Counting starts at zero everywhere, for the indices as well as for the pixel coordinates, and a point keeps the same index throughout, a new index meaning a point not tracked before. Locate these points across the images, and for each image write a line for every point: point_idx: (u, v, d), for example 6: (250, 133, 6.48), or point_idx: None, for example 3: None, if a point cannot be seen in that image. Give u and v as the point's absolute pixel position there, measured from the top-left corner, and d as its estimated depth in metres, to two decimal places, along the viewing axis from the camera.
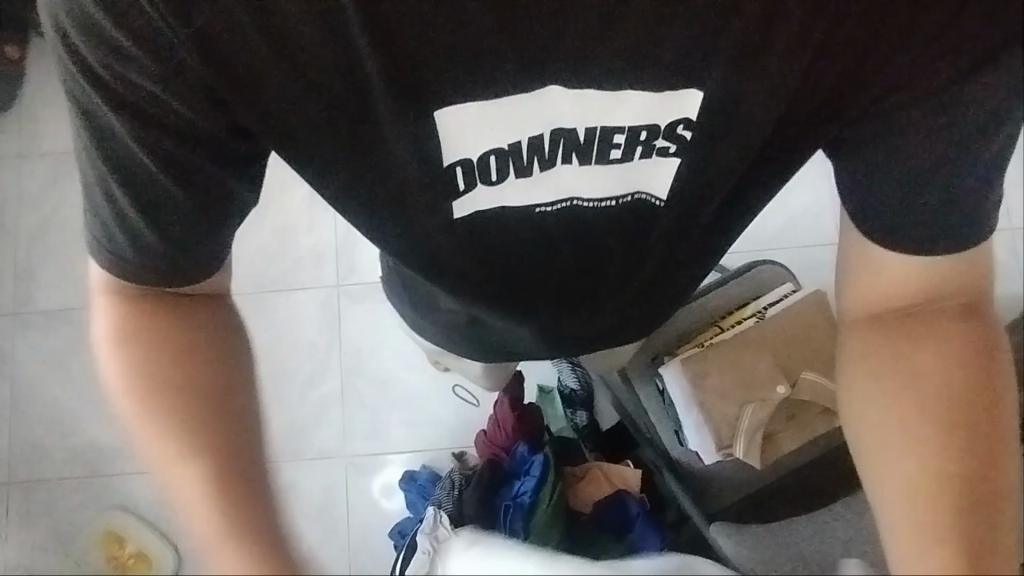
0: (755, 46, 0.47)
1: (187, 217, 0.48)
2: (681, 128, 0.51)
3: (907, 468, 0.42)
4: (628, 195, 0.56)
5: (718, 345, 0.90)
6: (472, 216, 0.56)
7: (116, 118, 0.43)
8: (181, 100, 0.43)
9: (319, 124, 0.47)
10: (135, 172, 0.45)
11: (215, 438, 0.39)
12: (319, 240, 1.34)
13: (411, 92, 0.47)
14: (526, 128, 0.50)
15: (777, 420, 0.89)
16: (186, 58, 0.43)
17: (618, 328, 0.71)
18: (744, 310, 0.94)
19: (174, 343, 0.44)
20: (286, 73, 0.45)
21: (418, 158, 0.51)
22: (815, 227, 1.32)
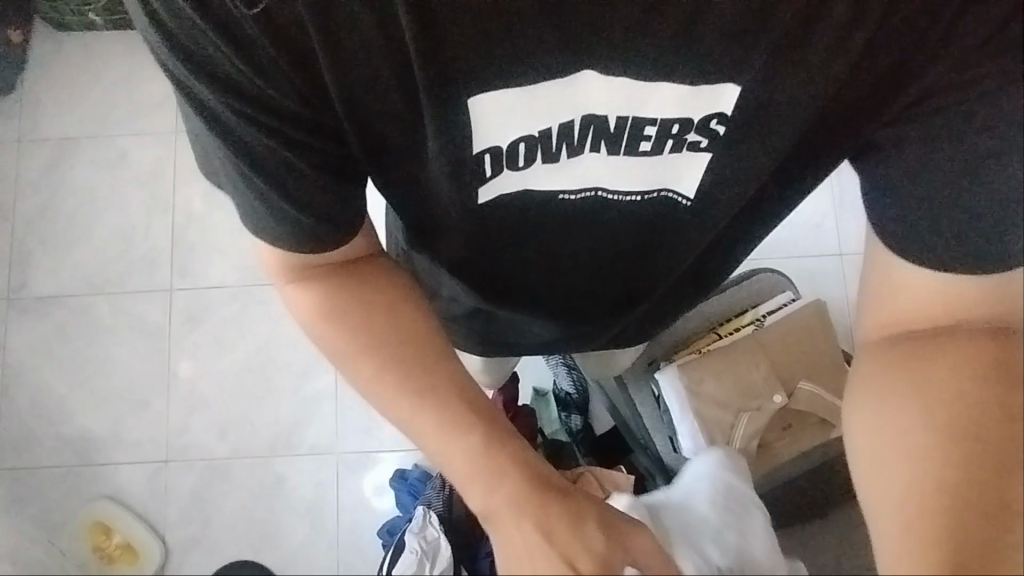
0: (812, 36, 0.42)
1: (326, 188, 0.45)
2: (714, 123, 0.46)
3: (907, 483, 0.40)
4: (654, 191, 0.53)
5: (715, 353, 0.90)
6: (493, 201, 0.53)
7: (216, 99, 0.41)
8: (271, 82, 0.40)
9: (364, 110, 0.44)
10: (257, 151, 0.43)
11: (455, 394, 0.48)
12: None
13: (443, 73, 0.42)
14: (556, 113, 0.45)
15: (773, 430, 0.89)
16: (263, 37, 0.39)
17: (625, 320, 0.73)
18: (743, 318, 0.93)
19: (376, 312, 0.50)
20: (341, 57, 0.41)
21: (444, 145, 0.47)
22: (816, 237, 1.33)
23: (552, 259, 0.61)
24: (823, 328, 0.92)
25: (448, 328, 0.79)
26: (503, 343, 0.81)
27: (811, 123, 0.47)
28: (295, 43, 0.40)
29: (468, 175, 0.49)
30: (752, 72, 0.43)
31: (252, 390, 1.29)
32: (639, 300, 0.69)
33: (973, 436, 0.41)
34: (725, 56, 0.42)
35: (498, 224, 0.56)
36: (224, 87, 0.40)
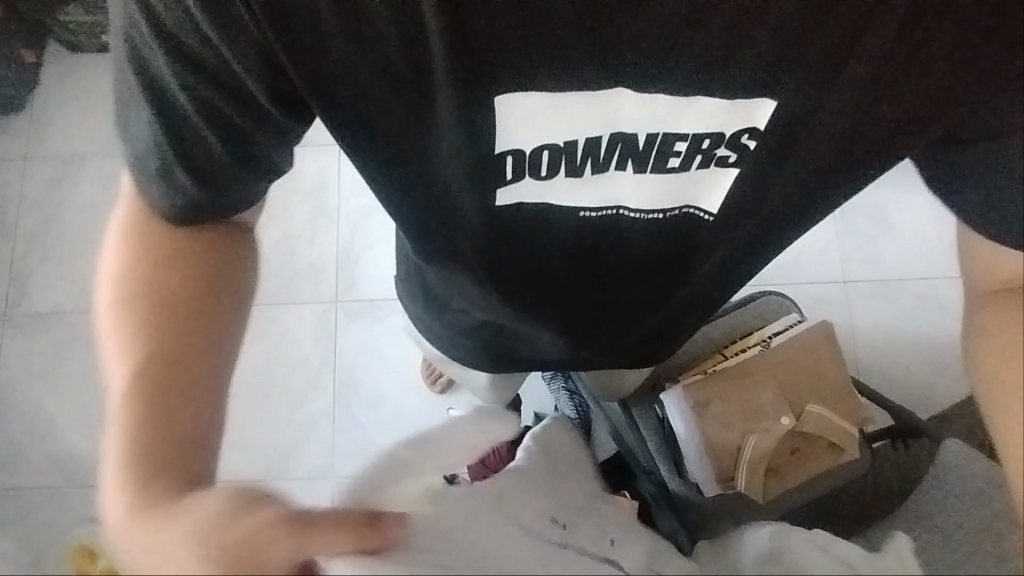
0: (839, 53, 0.44)
1: (222, 164, 0.46)
2: (745, 138, 0.49)
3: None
4: (675, 209, 0.55)
5: (721, 372, 0.89)
6: (515, 205, 0.53)
7: (165, 59, 0.42)
8: (241, 58, 0.42)
9: (381, 108, 0.46)
10: (177, 113, 0.44)
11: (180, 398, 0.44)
12: (320, 257, 1.38)
13: (478, 81, 0.44)
14: (584, 125, 0.47)
15: (781, 453, 0.88)
16: (259, 26, 0.42)
17: (639, 340, 0.73)
18: (749, 339, 0.93)
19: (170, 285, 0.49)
20: (358, 53, 0.44)
21: (473, 154, 0.48)
22: (819, 264, 1.33)
23: (568, 274, 0.63)
24: (830, 350, 0.92)
25: (459, 345, 0.79)
26: (509, 362, 0.80)
27: (833, 144, 0.49)
28: (291, 27, 0.42)
29: (491, 173, 0.50)
30: (789, 87, 0.46)
31: None
32: (655, 317, 0.70)
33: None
34: (762, 70, 0.44)
35: (520, 235, 0.57)
36: (183, 61, 0.42)
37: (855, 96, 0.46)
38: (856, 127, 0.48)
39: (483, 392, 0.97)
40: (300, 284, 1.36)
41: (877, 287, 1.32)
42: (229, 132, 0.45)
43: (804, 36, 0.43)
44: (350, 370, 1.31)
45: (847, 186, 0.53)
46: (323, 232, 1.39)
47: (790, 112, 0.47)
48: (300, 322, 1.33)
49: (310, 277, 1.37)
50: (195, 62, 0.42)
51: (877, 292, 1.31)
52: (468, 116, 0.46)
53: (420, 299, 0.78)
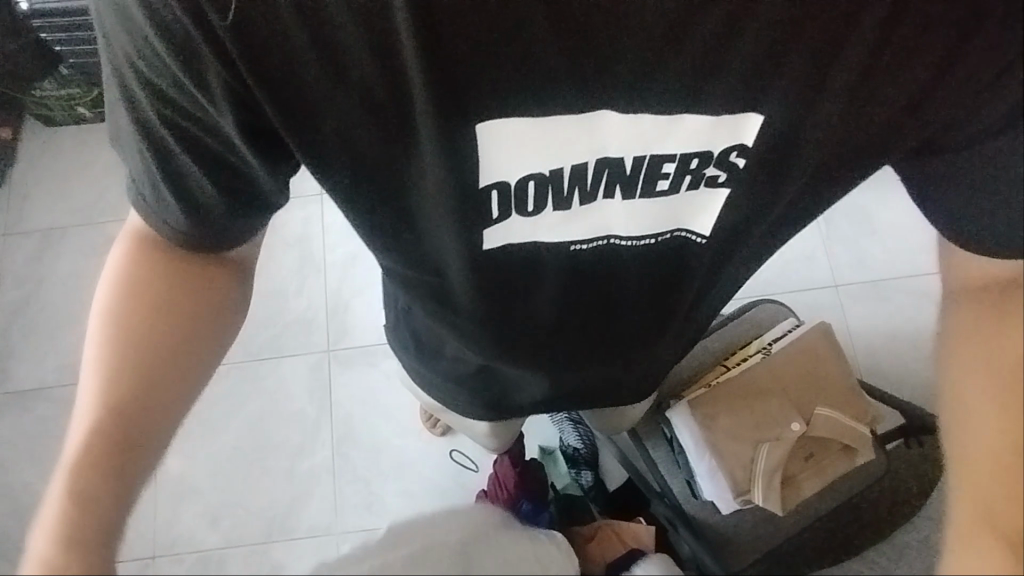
0: (826, 62, 0.43)
1: (223, 202, 0.47)
2: (735, 155, 0.48)
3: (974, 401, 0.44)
4: (667, 232, 0.54)
5: (724, 384, 0.88)
6: (504, 247, 0.53)
7: (149, 103, 0.43)
8: (212, 97, 0.42)
9: (363, 136, 0.45)
10: (171, 156, 0.45)
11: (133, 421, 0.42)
12: (310, 307, 1.37)
13: (456, 105, 0.44)
14: (563, 155, 0.47)
15: (795, 462, 0.85)
16: (224, 57, 0.41)
17: (644, 361, 0.72)
18: (749, 348, 0.93)
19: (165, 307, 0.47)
20: (328, 86, 0.43)
21: (453, 184, 0.47)
22: (809, 271, 1.34)
23: (564, 305, 0.61)
24: (833, 353, 0.91)
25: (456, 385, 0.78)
26: (503, 403, 0.79)
27: (823, 158, 0.49)
28: (262, 62, 0.42)
29: (476, 214, 0.50)
30: (775, 99, 0.45)
31: None
32: (659, 339, 0.68)
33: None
34: (744, 86, 0.44)
35: (510, 271, 0.56)
36: (163, 100, 0.43)
37: (837, 111, 0.46)
38: (843, 136, 0.47)
39: (482, 437, 0.93)
40: (290, 336, 1.34)
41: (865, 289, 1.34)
42: (222, 170, 0.46)
43: (784, 53, 0.43)
44: (344, 421, 1.28)
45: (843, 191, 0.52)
46: (312, 282, 1.38)
47: (776, 130, 0.47)
48: (293, 374, 1.32)
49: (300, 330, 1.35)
50: (171, 101, 0.43)
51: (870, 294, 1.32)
52: (448, 143, 0.45)
53: (415, 346, 0.76)
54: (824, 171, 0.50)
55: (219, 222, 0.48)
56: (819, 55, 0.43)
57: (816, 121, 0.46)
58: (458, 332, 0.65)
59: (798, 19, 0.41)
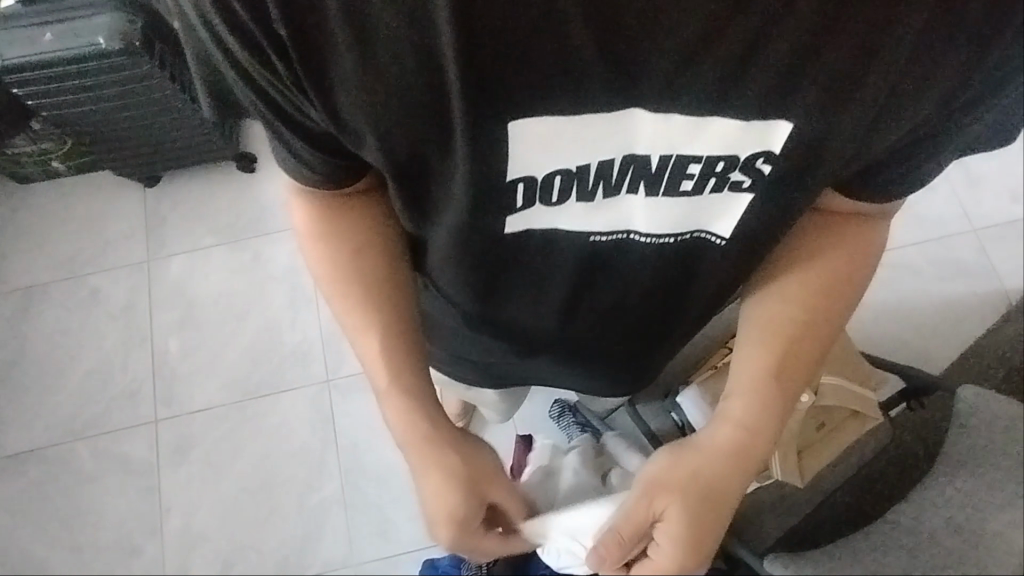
0: (866, 67, 0.40)
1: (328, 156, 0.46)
2: (760, 162, 0.46)
3: (756, 362, 0.56)
4: (688, 232, 0.52)
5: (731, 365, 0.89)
6: (527, 233, 0.51)
7: (239, 72, 0.40)
8: (277, 78, 0.39)
9: (400, 131, 0.42)
10: (272, 118, 0.43)
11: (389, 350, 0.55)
12: (305, 338, 1.35)
13: (489, 101, 0.40)
14: (597, 148, 0.44)
15: (809, 431, 0.87)
16: (282, 46, 0.38)
17: (655, 342, 0.71)
18: None
19: (354, 248, 0.54)
20: (365, 83, 0.40)
21: (475, 183, 0.45)
22: None
23: (577, 297, 0.60)
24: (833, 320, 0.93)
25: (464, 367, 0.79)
26: (505, 377, 0.80)
27: (849, 162, 0.46)
28: (315, 53, 0.38)
29: (498, 207, 0.48)
30: (802, 108, 0.42)
31: (255, 509, 1.27)
32: (668, 324, 0.67)
33: (807, 340, 0.55)
34: (773, 94, 0.41)
35: (519, 253, 0.54)
36: (249, 82, 0.40)
37: (869, 120, 0.43)
38: (867, 146, 0.45)
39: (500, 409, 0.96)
40: (287, 370, 1.34)
41: None
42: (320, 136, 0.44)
43: (815, 63, 0.39)
44: (352, 450, 1.30)
45: (875, 192, 0.50)
46: (306, 312, 1.35)
47: (802, 140, 0.44)
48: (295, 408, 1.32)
49: (298, 360, 1.35)
50: (258, 77, 0.40)
51: None
52: (478, 144, 0.42)
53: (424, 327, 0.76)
54: (849, 170, 0.48)
55: (330, 168, 0.47)
56: (851, 61, 0.40)
57: (847, 131, 0.43)
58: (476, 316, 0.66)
59: (835, 24, 0.38)
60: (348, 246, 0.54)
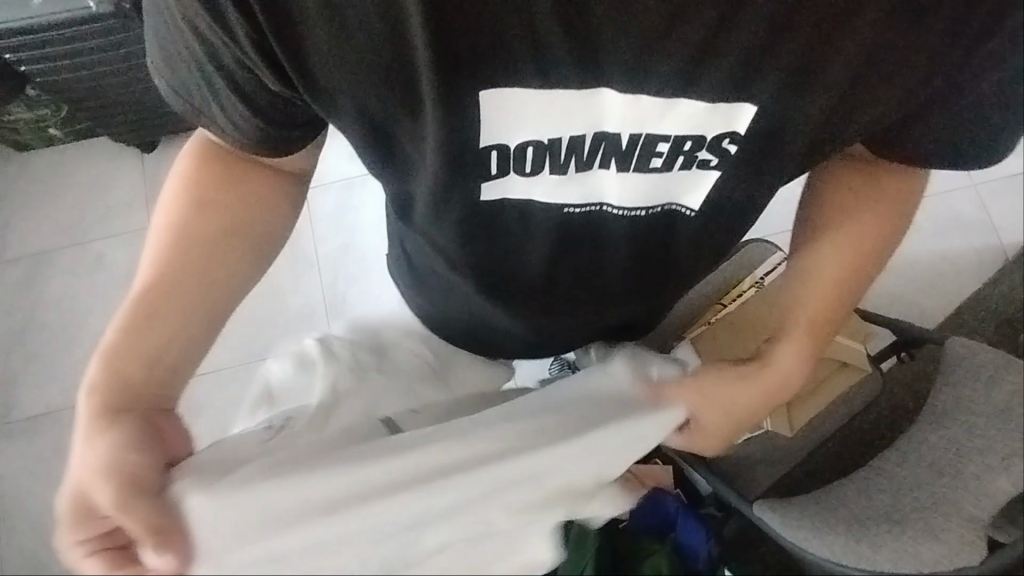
0: (837, 35, 0.39)
1: (287, 120, 0.44)
2: (727, 142, 0.45)
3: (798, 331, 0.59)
4: (658, 206, 0.51)
5: (721, 322, 0.95)
6: (502, 201, 0.49)
7: (192, 35, 0.39)
8: (235, 46, 0.39)
9: (370, 94, 0.41)
10: (224, 73, 0.40)
11: (167, 332, 0.44)
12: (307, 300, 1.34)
13: (456, 70, 0.39)
14: (567, 124, 0.43)
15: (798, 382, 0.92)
16: (244, 9, 0.37)
17: (644, 320, 0.71)
18: (742, 283, 0.99)
19: (218, 222, 0.47)
20: (337, 44, 0.39)
21: (449, 152, 0.44)
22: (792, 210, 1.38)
23: (554, 270, 0.58)
24: None
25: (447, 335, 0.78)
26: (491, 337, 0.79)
27: (826, 132, 0.45)
28: (284, 17, 0.38)
29: (472, 176, 0.46)
30: (771, 85, 0.41)
31: None
32: (654, 300, 0.66)
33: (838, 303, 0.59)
34: (741, 74, 0.40)
35: (496, 228, 0.52)
36: (195, 33, 0.39)
37: (840, 94, 0.43)
38: (839, 121, 0.44)
39: None
40: None
41: None
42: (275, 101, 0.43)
43: (779, 42, 0.39)
44: None
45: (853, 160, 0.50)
46: (308, 274, 1.36)
47: (771, 117, 0.43)
48: None
49: None
50: (209, 44, 0.39)
51: None
52: (450, 116, 0.41)
53: (410, 272, 0.71)
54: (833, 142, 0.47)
55: (276, 140, 0.45)
56: (818, 38, 0.39)
57: (818, 103, 0.43)
58: (459, 292, 0.65)
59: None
60: (213, 208, 0.47)
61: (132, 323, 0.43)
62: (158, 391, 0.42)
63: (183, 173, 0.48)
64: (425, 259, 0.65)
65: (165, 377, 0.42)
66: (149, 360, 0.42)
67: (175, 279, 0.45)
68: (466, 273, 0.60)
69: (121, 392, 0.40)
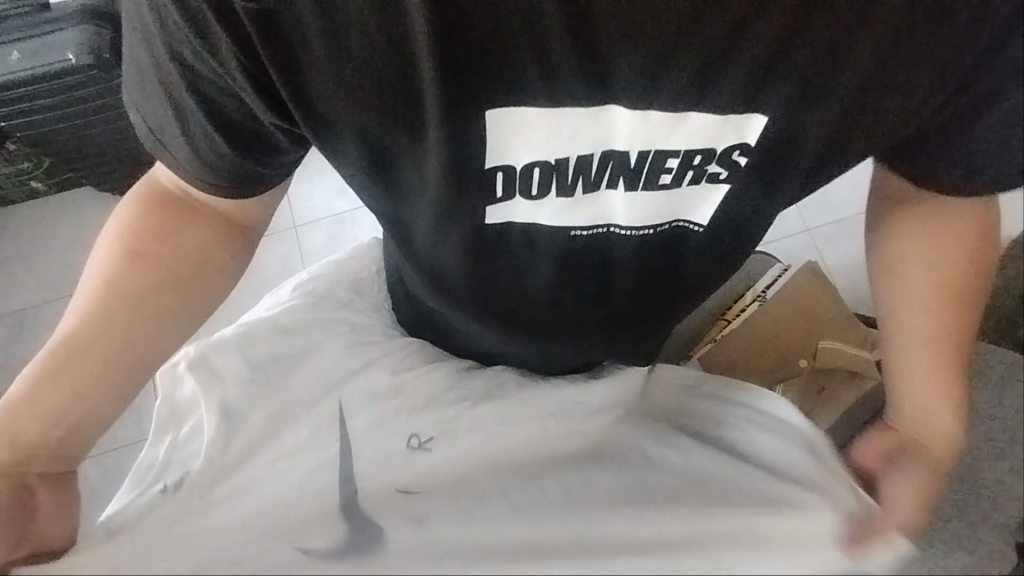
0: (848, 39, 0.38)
1: (273, 145, 0.43)
2: (736, 155, 0.44)
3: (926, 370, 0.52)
4: (666, 223, 0.49)
5: (727, 338, 0.93)
6: (507, 224, 0.47)
7: (172, 62, 0.38)
8: (223, 72, 0.38)
9: (373, 117, 0.40)
10: (204, 100, 0.39)
11: (69, 388, 0.44)
12: None
13: (463, 91, 0.38)
14: (574, 143, 0.42)
15: (810, 396, 0.92)
16: (239, 35, 0.36)
17: (648, 340, 0.69)
18: (745, 298, 0.96)
19: (140, 274, 0.46)
20: (338, 69, 0.38)
21: (455, 171, 0.42)
22: (782, 221, 1.38)
23: (559, 293, 0.56)
24: (822, 288, 0.97)
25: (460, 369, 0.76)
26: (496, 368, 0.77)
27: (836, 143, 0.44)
28: (281, 43, 0.37)
29: (476, 198, 0.45)
30: (782, 93, 0.40)
31: None
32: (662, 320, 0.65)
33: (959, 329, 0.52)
34: (751, 85, 0.39)
35: (498, 252, 0.50)
36: (176, 59, 0.38)
37: None
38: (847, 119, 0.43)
39: None
40: None
41: (838, 227, 1.38)
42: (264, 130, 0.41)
43: (795, 47, 0.38)
44: None
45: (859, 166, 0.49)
46: None
47: (783, 128, 0.42)
48: None
49: None
50: (193, 72, 0.38)
51: (844, 232, 1.37)
52: (456, 135, 0.40)
53: (415, 307, 0.69)
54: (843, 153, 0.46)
55: (245, 173, 0.44)
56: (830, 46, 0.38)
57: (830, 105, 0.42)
58: (460, 323, 0.63)
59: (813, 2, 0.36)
60: (139, 260, 0.46)
61: (40, 380, 0.43)
62: (52, 456, 0.44)
63: (121, 219, 0.47)
64: (422, 294, 0.64)
65: (65, 437, 0.44)
66: (46, 426, 0.43)
67: (87, 334, 0.44)
68: (469, 301, 0.58)
69: (10, 458, 0.43)
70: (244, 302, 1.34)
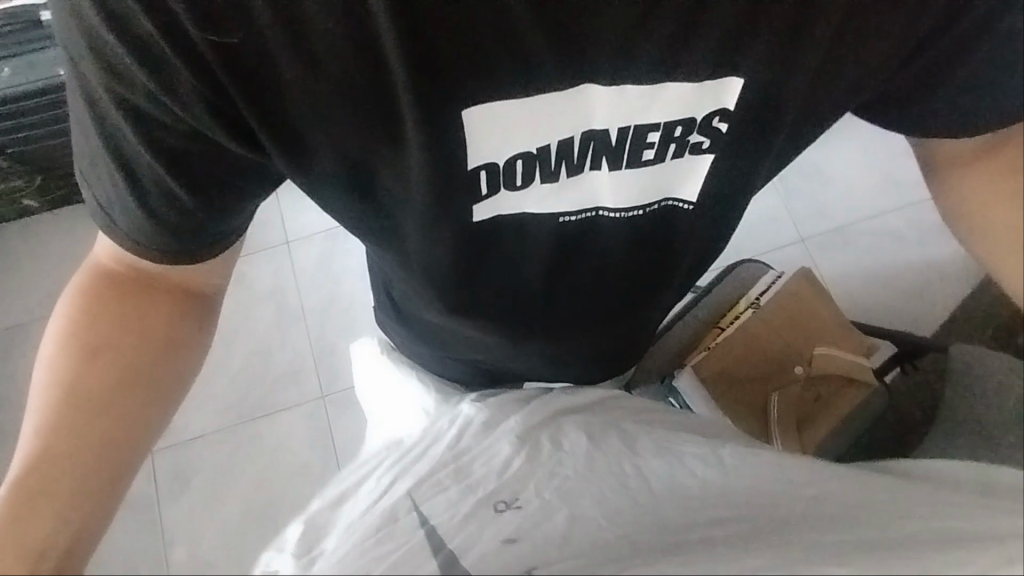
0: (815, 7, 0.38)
1: (234, 185, 0.42)
2: (718, 120, 0.43)
3: None
4: (654, 202, 0.49)
5: (723, 344, 0.91)
6: (495, 220, 0.46)
7: (121, 113, 0.38)
8: (180, 105, 0.37)
9: (345, 127, 0.40)
10: (158, 147, 0.39)
11: (55, 505, 0.36)
12: (296, 354, 1.30)
13: (435, 84, 0.38)
14: (554, 128, 0.41)
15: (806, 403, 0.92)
16: (198, 60, 0.36)
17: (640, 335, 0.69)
18: (739, 305, 0.95)
19: (108, 359, 0.43)
20: (303, 79, 0.38)
21: (434, 170, 0.41)
22: (774, 232, 1.38)
23: (549, 286, 0.55)
24: (815, 292, 0.96)
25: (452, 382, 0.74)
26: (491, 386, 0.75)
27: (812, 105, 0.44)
28: (242, 63, 0.37)
29: (458, 195, 0.44)
30: (754, 62, 0.40)
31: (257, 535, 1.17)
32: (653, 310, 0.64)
33: None
34: (722, 54, 0.39)
35: (486, 247, 0.49)
36: (126, 110, 0.38)
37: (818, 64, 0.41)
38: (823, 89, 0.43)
39: None
40: (280, 390, 1.28)
41: (831, 236, 1.38)
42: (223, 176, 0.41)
43: (762, 15, 0.38)
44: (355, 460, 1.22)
45: None
46: (295, 330, 1.32)
47: (759, 93, 0.42)
48: (289, 428, 1.25)
49: (289, 377, 1.29)
50: (146, 115, 0.38)
51: (838, 241, 1.37)
52: (429, 147, 0.40)
53: (404, 324, 0.68)
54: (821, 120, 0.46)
55: (199, 224, 0.43)
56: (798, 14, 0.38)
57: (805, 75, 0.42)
58: (449, 330, 0.62)
59: None
60: (102, 345, 0.43)
61: (21, 498, 0.36)
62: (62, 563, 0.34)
63: (60, 321, 0.44)
64: (409, 301, 0.62)
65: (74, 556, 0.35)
66: (39, 545, 0.34)
67: (65, 433, 0.39)
68: (455, 309, 0.57)
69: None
70: (237, 318, 1.33)
